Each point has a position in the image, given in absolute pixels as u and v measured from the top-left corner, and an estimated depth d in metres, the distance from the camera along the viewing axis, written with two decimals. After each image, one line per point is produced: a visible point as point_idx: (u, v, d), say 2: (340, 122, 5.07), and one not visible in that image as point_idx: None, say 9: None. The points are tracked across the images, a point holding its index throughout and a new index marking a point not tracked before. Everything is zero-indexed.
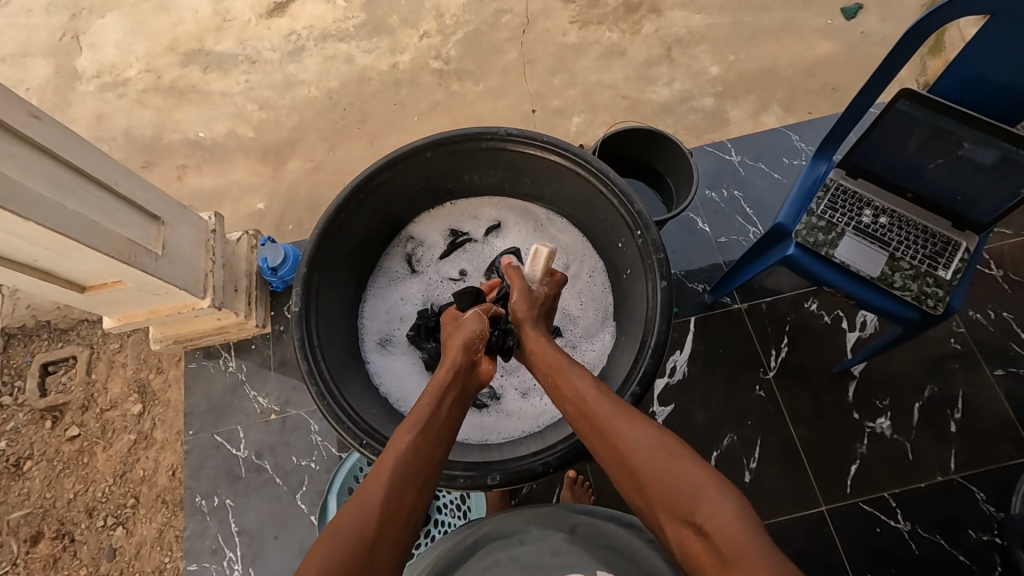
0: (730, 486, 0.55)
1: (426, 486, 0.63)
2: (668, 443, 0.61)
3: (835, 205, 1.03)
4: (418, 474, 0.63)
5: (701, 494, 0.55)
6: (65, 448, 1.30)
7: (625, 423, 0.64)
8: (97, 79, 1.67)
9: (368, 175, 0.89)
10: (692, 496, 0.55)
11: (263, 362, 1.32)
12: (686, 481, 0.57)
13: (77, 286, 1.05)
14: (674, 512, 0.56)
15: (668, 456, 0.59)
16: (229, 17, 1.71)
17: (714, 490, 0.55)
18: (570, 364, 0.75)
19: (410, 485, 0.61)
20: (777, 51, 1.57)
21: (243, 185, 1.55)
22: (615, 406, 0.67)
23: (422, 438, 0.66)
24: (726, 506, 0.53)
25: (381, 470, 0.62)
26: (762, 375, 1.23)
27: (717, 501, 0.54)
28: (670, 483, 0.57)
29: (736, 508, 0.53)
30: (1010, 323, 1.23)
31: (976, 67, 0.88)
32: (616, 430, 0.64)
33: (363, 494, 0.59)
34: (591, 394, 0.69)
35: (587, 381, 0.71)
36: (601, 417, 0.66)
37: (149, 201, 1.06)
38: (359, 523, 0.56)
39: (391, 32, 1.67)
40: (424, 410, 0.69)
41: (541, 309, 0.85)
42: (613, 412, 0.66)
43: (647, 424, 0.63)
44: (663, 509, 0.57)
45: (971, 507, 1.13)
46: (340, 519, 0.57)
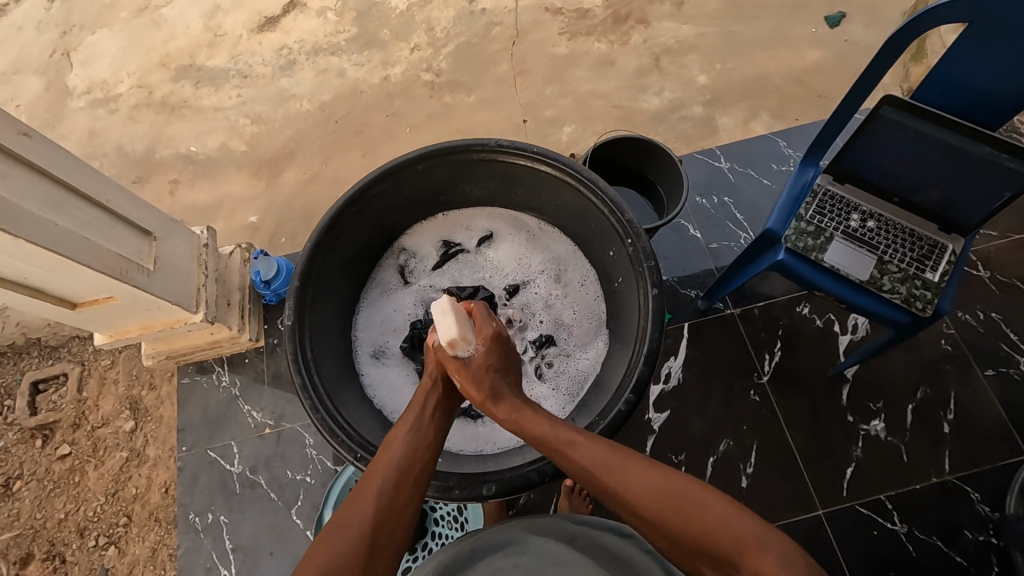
0: (770, 528, 0.54)
1: (417, 486, 0.64)
2: (700, 493, 0.58)
3: (824, 210, 1.05)
4: (411, 477, 0.64)
5: (744, 546, 0.53)
6: (56, 467, 1.28)
7: (640, 474, 0.60)
8: (89, 94, 1.67)
9: (361, 187, 0.90)
10: (735, 549, 0.54)
11: (257, 376, 1.31)
12: (726, 532, 0.55)
13: (68, 303, 1.04)
14: (721, 567, 0.55)
15: (701, 511, 0.56)
16: (221, 32, 1.72)
17: (758, 541, 0.53)
18: (567, 426, 0.68)
19: (402, 487, 0.62)
20: (764, 59, 1.60)
21: (236, 199, 1.55)
22: (628, 459, 0.62)
23: (413, 434, 0.68)
24: (771, 557, 0.52)
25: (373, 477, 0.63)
26: (757, 380, 1.24)
27: (762, 552, 0.52)
28: (710, 539, 0.55)
29: (784, 555, 0.51)
30: (1000, 324, 1.25)
31: (956, 73, 0.90)
32: (639, 491, 0.59)
33: (358, 505, 0.60)
34: (601, 456, 0.63)
35: (593, 441, 0.65)
36: (618, 480, 0.61)
37: (141, 217, 1.05)
38: (356, 534, 0.57)
39: (383, 45, 1.68)
40: (414, 408, 0.72)
41: (490, 373, 0.73)
42: (630, 469, 0.61)
43: (670, 475, 0.59)
44: (705, 561, 0.56)
45: (967, 508, 1.13)
46: (341, 519, 0.59)
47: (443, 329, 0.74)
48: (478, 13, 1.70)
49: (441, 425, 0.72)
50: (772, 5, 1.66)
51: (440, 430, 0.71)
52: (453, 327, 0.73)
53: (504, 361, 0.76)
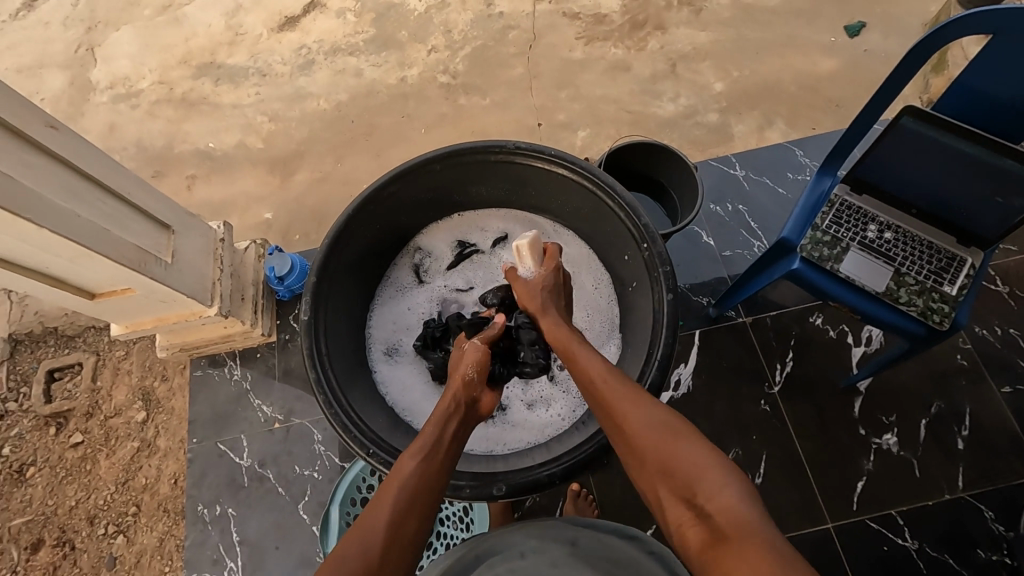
0: (733, 470, 0.56)
1: (425, 514, 0.62)
2: (678, 424, 0.62)
3: (840, 220, 1.04)
4: (420, 502, 0.62)
5: (703, 473, 0.56)
6: (68, 455, 1.30)
7: (633, 404, 0.65)
8: (111, 90, 1.70)
9: (379, 186, 0.90)
10: (694, 474, 0.57)
11: (268, 371, 1.32)
12: (689, 458, 0.58)
13: (87, 293, 1.06)
14: (675, 487, 0.58)
15: (673, 435, 0.61)
16: (241, 31, 1.74)
17: (715, 474, 0.56)
18: (587, 347, 0.76)
19: (410, 514, 0.61)
20: (781, 67, 1.59)
21: (252, 195, 1.56)
22: (625, 384, 0.69)
23: (425, 461, 0.67)
24: (725, 486, 0.54)
25: (382, 501, 0.62)
26: (767, 390, 1.23)
27: (717, 481, 0.55)
28: (672, 458, 0.59)
29: (736, 491, 0.54)
30: (1017, 339, 1.23)
31: (978, 83, 0.89)
32: (626, 408, 0.65)
33: (364, 528, 0.59)
34: (602, 374, 0.70)
35: (602, 361, 0.73)
36: (609, 394, 0.68)
37: (160, 210, 1.07)
38: (362, 559, 0.56)
39: (400, 46, 1.70)
40: (430, 435, 0.70)
41: (544, 291, 0.86)
42: (624, 391, 0.68)
43: (655, 407, 0.65)
44: (662, 483, 0.59)
45: (980, 525, 1.11)
46: (344, 549, 0.57)
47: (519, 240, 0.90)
48: (494, 16, 1.70)
49: (456, 451, 0.71)
50: (791, 13, 1.65)
51: (454, 457, 0.70)
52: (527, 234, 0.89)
53: (559, 287, 0.88)
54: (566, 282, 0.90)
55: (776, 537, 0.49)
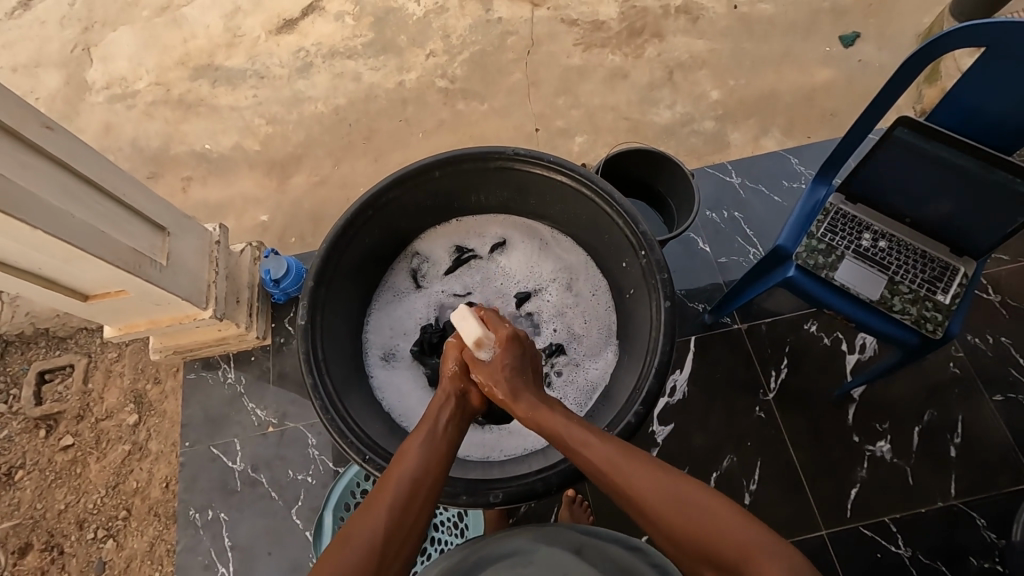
0: (775, 538, 0.56)
1: (428, 499, 0.63)
2: (709, 503, 0.59)
3: (835, 229, 1.05)
4: (424, 488, 0.64)
5: (747, 554, 0.55)
6: (58, 458, 1.28)
7: (653, 486, 0.61)
8: (107, 90, 1.69)
9: (378, 191, 0.90)
10: (738, 556, 0.55)
11: (262, 374, 1.31)
12: (730, 541, 0.56)
13: (80, 294, 1.05)
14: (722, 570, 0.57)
15: (706, 520, 0.58)
16: (239, 33, 1.74)
17: (760, 552, 0.55)
18: (581, 427, 0.70)
19: (414, 501, 0.62)
20: (777, 76, 1.61)
21: (248, 197, 1.56)
22: (639, 467, 0.63)
23: (427, 445, 0.69)
24: (773, 566, 0.53)
25: (388, 485, 0.63)
26: (762, 397, 1.23)
27: (763, 560, 0.54)
28: (714, 544, 0.57)
29: (784, 565, 0.53)
30: (1009, 349, 1.24)
31: (971, 96, 0.90)
32: (649, 498, 0.61)
33: (370, 514, 0.60)
34: (614, 459, 0.65)
35: (605, 442, 0.67)
36: (627, 484, 0.63)
37: (156, 212, 1.07)
38: (369, 541, 0.58)
39: (398, 50, 1.70)
40: (431, 422, 0.73)
41: (505, 374, 0.77)
42: (641, 473, 0.63)
43: (678, 483, 0.61)
44: (707, 565, 0.58)
45: (973, 533, 1.12)
46: (351, 531, 0.59)
47: (465, 329, 0.80)
48: (494, 22, 1.71)
49: (454, 437, 0.73)
50: (787, 23, 1.67)
51: (453, 443, 0.72)
52: (471, 318, 0.80)
53: (520, 361, 0.80)
54: (525, 349, 0.81)
55: None
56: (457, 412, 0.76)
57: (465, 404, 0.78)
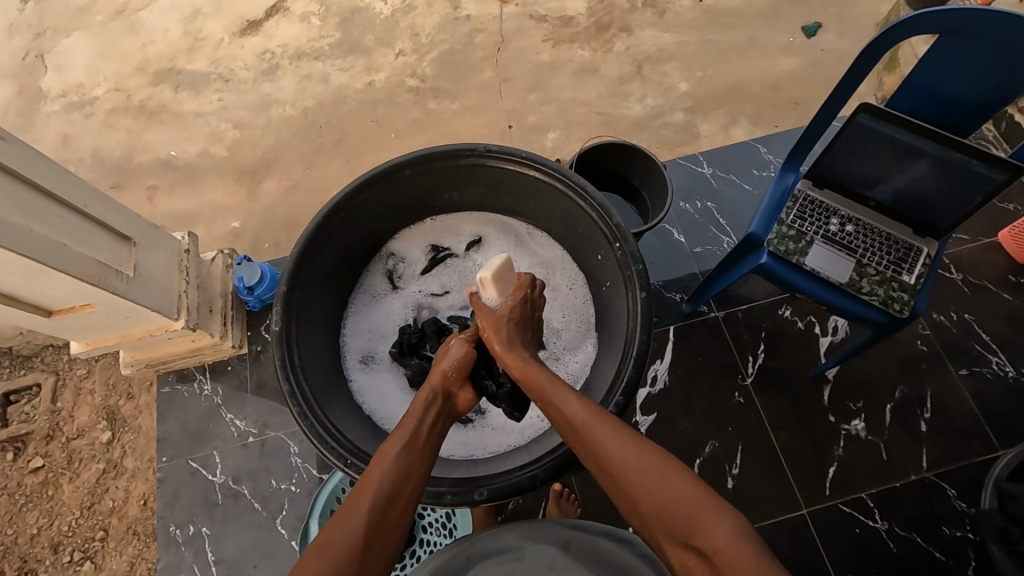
0: (727, 504, 0.54)
1: (409, 501, 0.63)
2: (667, 464, 0.58)
3: (804, 215, 1.07)
4: (404, 488, 0.63)
5: (698, 513, 0.54)
6: (28, 481, 1.24)
7: (617, 445, 0.61)
8: (64, 98, 1.63)
9: (349, 192, 0.89)
10: (690, 517, 0.54)
11: (240, 384, 1.29)
12: (683, 501, 0.55)
13: (43, 310, 1.01)
14: (673, 532, 0.55)
15: (660, 477, 0.57)
16: (201, 37, 1.70)
17: (712, 512, 0.53)
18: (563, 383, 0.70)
19: (395, 501, 0.61)
20: (744, 67, 1.63)
21: (218, 204, 1.52)
22: (604, 423, 0.63)
23: (406, 447, 0.66)
24: (723, 526, 0.52)
25: (367, 487, 0.61)
26: (741, 382, 1.25)
27: (713, 521, 0.53)
28: (666, 504, 0.55)
29: (734, 528, 0.52)
30: (972, 324, 1.29)
31: (928, 81, 0.93)
32: (610, 454, 0.61)
33: (349, 516, 0.58)
34: (581, 415, 0.65)
35: (575, 396, 0.67)
36: (590, 437, 0.63)
37: (120, 223, 1.03)
38: (348, 543, 0.56)
39: (366, 50, 1.68)
40: (411, 423, 0.70)
41: (510, 324, 0.78)
42: (605, 431, 0.63)
43: (641, 443, 0.60)
44: (659, 528, 0.56)
45: (945, 504, 1.16)
46: (328, 536, 0.57)
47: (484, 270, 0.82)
48: (462, 20, 1.70)
49: (435, 441, 0.71)
50: (751, 14, 1.70)
51: (435, 445, 0.70)
52: (498, 262, 0.81)
53: (526, 319, 0.80)
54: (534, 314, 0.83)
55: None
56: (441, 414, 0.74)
57: (449, 403, 0.76)
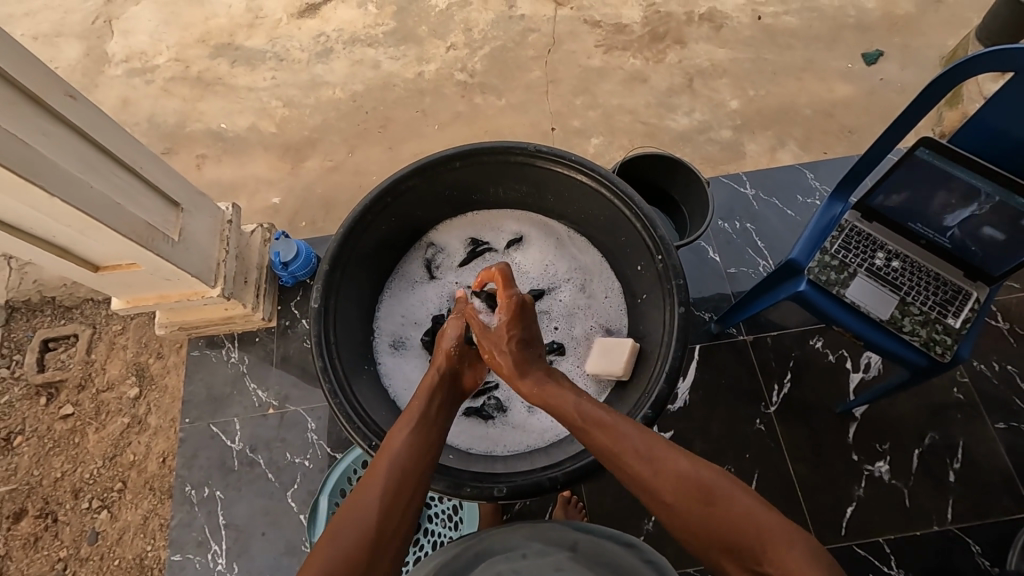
0: (800, 532, 0.55)
1: (417, 489, 0.64)
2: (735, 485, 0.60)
3: (849, 246, 1.04)
4: (412, 476, 0.65)
5: (768, 542, 0.55)
6: (58, 426, 1.29)
7: (678, 459, 0.62)
8: (126, 63, 1.69)
9: (396, 179, 0.90)
10: (761, 544, 0.55)
11: (265, 356, 1.31)
12: (749, 527, 0.56)
13: (91, 265, 1.05)
14: (736, 555, 0.56)
15: (731, 502, 0.58)
16: (261, 15, 1.74)
17: (780, 539, 0.55)
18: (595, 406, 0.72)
19: (401, 490, 0.63)
20: (798, 90, 1.60)
21: (261, 177, 1.56)
22: (661, 446, 0.65)
23: (415, 431, 0.70)
24: (794, 553, 0.54)
25: (365, 507, 0.60)
26: (763, 409, 1.23)
27: (785, 548, 0.54)
28: (732, 528, 0.57)
29: (805, 557, 0.53)
30: (1014, 377, 1.24)
31: (996, 122, 0.89)
32: (670, 476, 0.61)
33: (358, 507, 0.60)
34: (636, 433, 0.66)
35: (629, 424, 0.68)
36: (643, 462, 0.64)
37: (171, 188, 1.07)
38: (358, 532, 0.58)
39: (419, 41, 1.70)
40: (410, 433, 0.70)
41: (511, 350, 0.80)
42: (660, 452, 0.64)
43: (703, 467, 0.61)
44: (724, 552, 0.57)
45: (967, 559, 1.12)
46: (332, 539, 0.57)
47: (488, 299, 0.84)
48: (516, 19, 1.71)
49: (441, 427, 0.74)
50: (810, 36, 1.66)
51: (443, 431, 0.73)
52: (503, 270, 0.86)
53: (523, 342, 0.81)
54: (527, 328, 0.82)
55: None
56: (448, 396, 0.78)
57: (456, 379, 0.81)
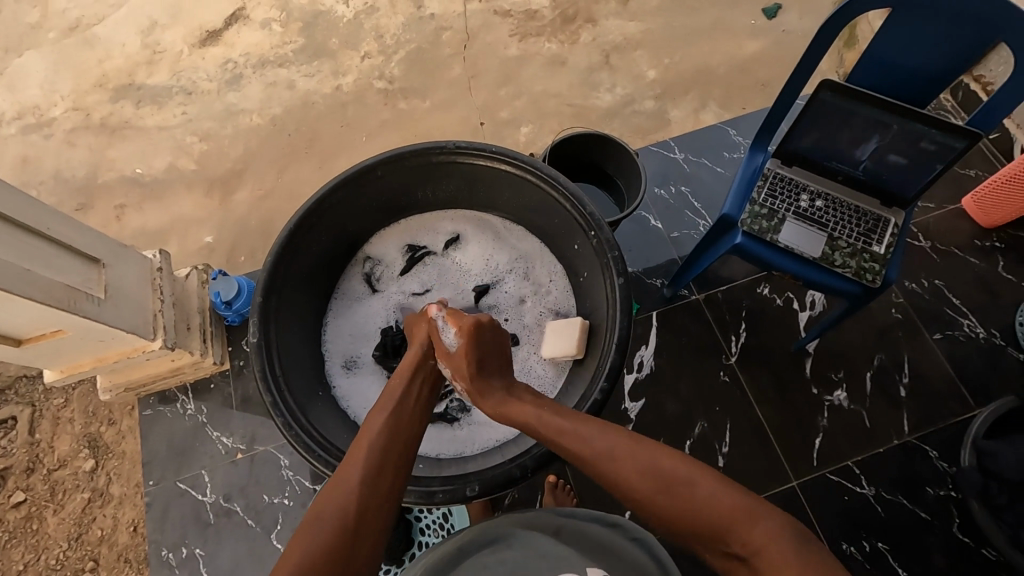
0: (763, 503, 0.53)
1: (398, 474, 0.62)
2: (692, 471, 0.57)
3: (775, 192, 1.09)
4: (393, 458, 0.63)
5: (734, 520, 0.53)
6: (10, 516, 1.20)
7: (629, 449, 0.60)
8: (20, 120, 1.58)
9: (320, 197, 0.88)
10: (725, 522, 0.53)
11: (224, 401, 1.26)
12: (715, 508, 0.54)
13: (12, 339, 0.99)
14: (710, 539, 0.54)
15: (690, 482, 0.56)
16: (160, 49, 1.66)
17: (747, 514, 0.53)
18: (552, 414, 0.68)
19: (385, 470, 0.61)
20: (709, 51, 1.65)
21: (190, 218, 1.49)
22: (624, 440, 0.61)
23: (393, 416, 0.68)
24: (762, 528, 0.52)
25: (346, 472, 0.60)
26: (725, 361, 1.27)
27: (755, 524, 0.52)
28: (699, 513, 0.55)
29: (774, 527, 0.51)
30: (943, 290, 1.33)
31: (885, 56, 0.95)
32: (630, 473, 0.59)
33: (339, 489, 0.58)
34: (589, 435, 0.63)
35: (588, 425, 0.65)
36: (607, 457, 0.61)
37: (88, 244, 1.00)
38: (339, 512, 0.56)
39: (332, 54, 1.66)
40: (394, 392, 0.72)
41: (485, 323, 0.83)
42: (623, 447, 0.61)
43: (661, 453, 0.59)
44: (697, 539, 0.55)
45: (927, 465, 1.19)
46: (319, 507, 0.56)
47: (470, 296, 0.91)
48: (426, 19, 1.69)
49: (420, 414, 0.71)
50: None
51: (423, 413, 0.71)
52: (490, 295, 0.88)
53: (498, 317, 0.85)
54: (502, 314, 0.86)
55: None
56: (431, 375, 0.77)
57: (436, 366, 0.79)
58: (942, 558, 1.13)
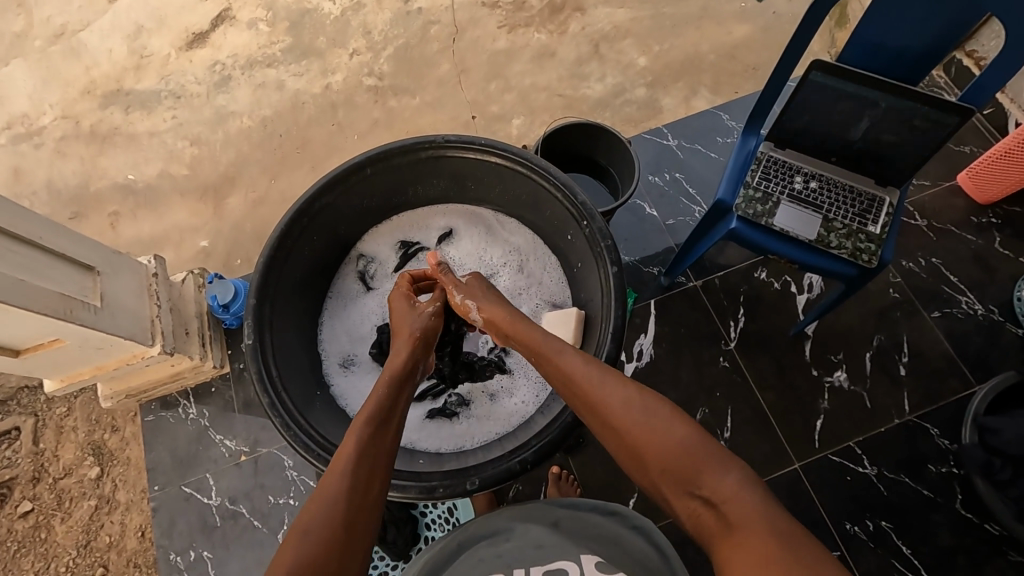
0: (732, 457, 0.56)
1: (381, 476, 0.61)
2: (672, 421, 0.59)
3: (769, 175, 1.08)
4: (376, 465, 0.61)
5: (705, 465, 0.55)
6: (18, 526, 1.21)
7: (615, 382, 0.64)
8: (9, 131, 1.57)
9: (310, 198, 0.88)
10: (696, 467, 0.55)
11: (226, 405, 1.27)
12: (688, 453, 0.56)
13: (12, 350, 1.00)
14: (679, 479, 0.56)
15: (670, 424, 0.59)
16: (146, 54, 1.64)
17: (717, 463, 0.55)
18: (555, 341, 0.73)
19: (368, 475, 0.60)
20: (699, 36, 1.64)
21: (184, 224, 1.49)
22: (613, 377, 0.65)
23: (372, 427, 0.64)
24: (731, 478, 0.54)
25: (329, 484, 0.57)
26: (724, 347, 1.28)
27: (720, 473, 0.54)
28: (671, 454, 0.57)
29: (738, 479, 0.53)
30: (940, 268, 1.32)
31: (873, 37, 0.94)
32: (616, 406, 0.62)
33: (321, 498, 0.56)
34: (582, 367, 0.67)
35: (581, 356, 0.69)
36: (596, 392, 0.64)
37: (82, 252, 1.00)
38: (329, 520, 0.54)
39: (320, 53, 1.65)
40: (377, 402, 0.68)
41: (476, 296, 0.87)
42: (611, 383, 0.64)
43: (648, 397, 0.61)
44: (666, 480, 0.57)
45: (929, 443, 1.20)
46: (306, 517, 0.54)
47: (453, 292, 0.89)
48: (414, 14, 1.68)
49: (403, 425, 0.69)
50: None
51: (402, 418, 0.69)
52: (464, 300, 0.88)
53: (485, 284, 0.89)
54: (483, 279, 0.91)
55: (796, 530, 0.48)
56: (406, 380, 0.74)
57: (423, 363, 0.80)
58: (945, 533, 1.14)
